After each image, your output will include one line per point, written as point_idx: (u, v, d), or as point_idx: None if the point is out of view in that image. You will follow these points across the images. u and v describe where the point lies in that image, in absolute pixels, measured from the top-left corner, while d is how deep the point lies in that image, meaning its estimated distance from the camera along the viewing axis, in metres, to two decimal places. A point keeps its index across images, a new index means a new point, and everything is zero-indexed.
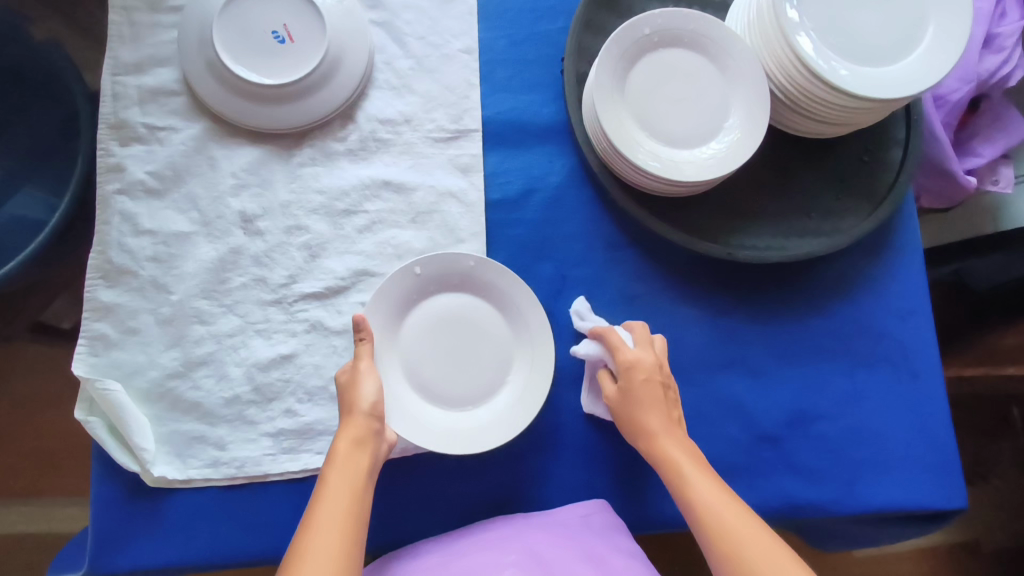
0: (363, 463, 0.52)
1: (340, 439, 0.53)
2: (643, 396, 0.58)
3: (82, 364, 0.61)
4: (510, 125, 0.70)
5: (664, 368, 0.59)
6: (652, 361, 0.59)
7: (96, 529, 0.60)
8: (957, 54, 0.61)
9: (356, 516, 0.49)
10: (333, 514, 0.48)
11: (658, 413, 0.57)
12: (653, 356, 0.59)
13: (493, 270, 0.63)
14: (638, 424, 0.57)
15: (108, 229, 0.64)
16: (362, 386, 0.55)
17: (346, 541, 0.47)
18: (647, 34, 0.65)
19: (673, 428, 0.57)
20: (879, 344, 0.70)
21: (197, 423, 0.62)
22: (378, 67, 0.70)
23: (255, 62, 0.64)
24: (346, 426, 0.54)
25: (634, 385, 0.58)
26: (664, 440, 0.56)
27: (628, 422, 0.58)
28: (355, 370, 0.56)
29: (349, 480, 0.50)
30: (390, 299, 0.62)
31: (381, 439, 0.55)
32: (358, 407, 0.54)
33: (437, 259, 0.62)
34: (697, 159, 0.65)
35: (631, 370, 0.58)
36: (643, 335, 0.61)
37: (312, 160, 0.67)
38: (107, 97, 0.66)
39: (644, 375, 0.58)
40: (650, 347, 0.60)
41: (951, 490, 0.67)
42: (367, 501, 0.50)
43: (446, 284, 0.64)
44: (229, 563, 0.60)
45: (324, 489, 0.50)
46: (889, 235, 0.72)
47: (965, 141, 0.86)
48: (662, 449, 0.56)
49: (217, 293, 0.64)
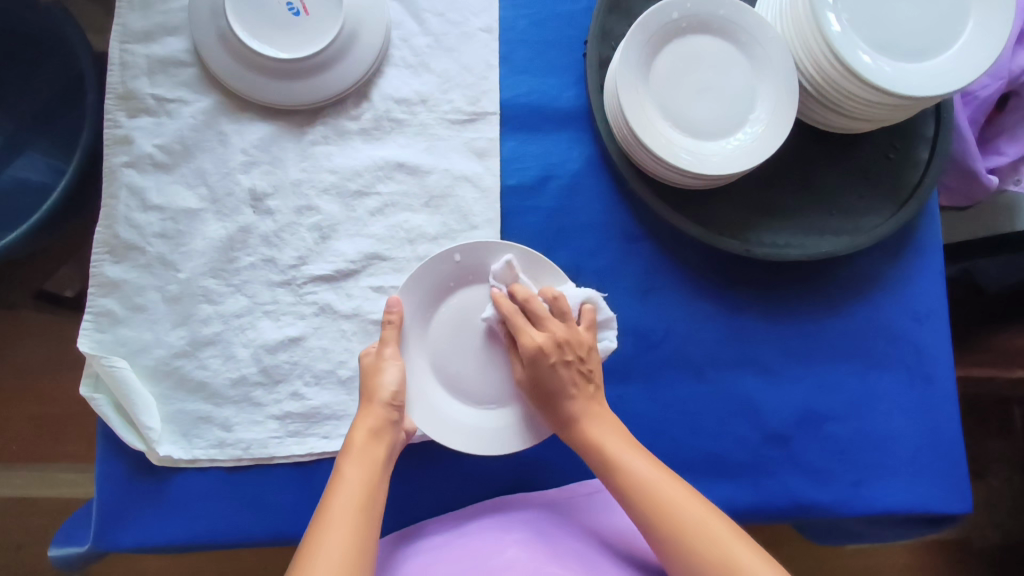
0: (378, 455, 0.53)
1: (358, 428, 0.54)
2: (552, 383, 0.56)
3: (88, 340, 0.60)
4: (528, 109, 0.68)
5: (570, 344, 0.57)
6: (557, 341, 0.57)
7: (101, 505, 0.60)
8: (997, 51, 0.59)
9: (371, 509, 0.50)
10: (348, 505, 0.49)
11: (576, 399, 0.57)
12: (554, 334, 0.57)
13: (533, 264, 0.61)
14: (552, 405, 0.57)
15: (115, 203, 0.63)
16: (384, 373, 0.56)
17: (358, 534, 0.47)
18: (674, 19, 0.63)
19: (592, 411, 0.57)
20: (893, 345, 0.69)
21: (203, 403, 0.61)
22: (395, 43, 0.68)
23: (269, 35, 0.62)
24: (363, 414, 0.55)
25: (541, 373, 0.57)
26: (586, 425, 0.56)
27: (546, 412, 0.58)
28: (380, 356, 0.57)
29: (365, 471, 0.51)
30: (423, 285, 0.61)
31: (398, 429, 0.56)
32: (378, 396, 0.55)
33: (473, 248, 0.61)
34: (721, 151, 0.63)
35: (535, 356, 0.57)
36: (541, 310, 0.58)
37: (325, 138, 0.66)
38: (115, 65, 0.64)
39: (548, 360, 0.56)
40: (551, 321, 0.58)
41: (958, 494, 0.67)
42: (381, 495, 0.51)
43: (484, 275, 0.63)
44: (233, 544, 0.60)
45: (340, 481, 0.51)
46: (910, 235, 0.71)
47: (990, 140, 0.82)
48: (585, 434, 0.56)
49: (226, 272, 0.63)
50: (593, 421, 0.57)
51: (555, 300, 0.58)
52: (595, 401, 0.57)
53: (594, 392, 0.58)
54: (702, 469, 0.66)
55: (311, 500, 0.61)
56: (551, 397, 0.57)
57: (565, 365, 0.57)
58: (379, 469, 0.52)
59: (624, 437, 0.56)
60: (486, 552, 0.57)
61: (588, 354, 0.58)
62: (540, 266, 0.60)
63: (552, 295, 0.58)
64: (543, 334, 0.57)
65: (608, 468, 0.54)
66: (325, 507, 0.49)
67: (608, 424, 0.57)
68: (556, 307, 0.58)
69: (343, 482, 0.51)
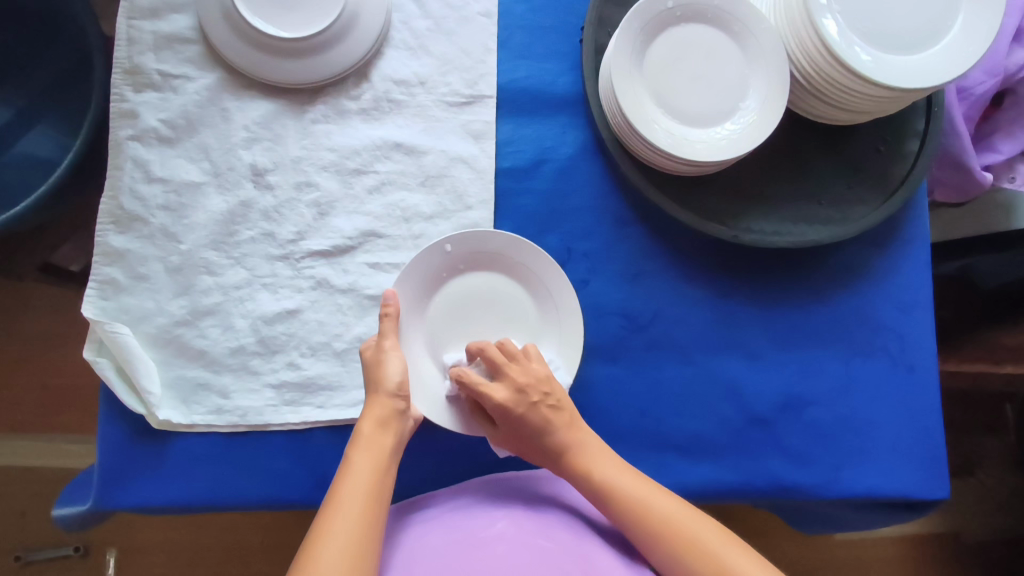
0: (386, 444, 0.55)
1: (367, 418, 0.55)
2: (531, 426, 0.58)
3: (92, 306, 0.62)
4: (524, 93, 0.69)
5: (531, 386, 0.58)
6: (517, 388, 0.58)
7: (102, 465, 0.62)
8: (985, 46, 0.60)
9: (378, 495, 0.52)
10: (357, 494, 0.51)
11: (557, 433, 0.58)
12: (515, 382, 0.58)
13: (523, 248, 0.63)
14: (538, 446, 0.59)
15: (120, 174, 0.65)
16: (386, 364, 0.57)
17: (364, 524, 0.50)
18: (669, 8, 0.64)
19: (576, 440, 0.59)
20: (877, 335, 0.70)
21: (202, 370, 0.63)
22: (396, 26, 0.69)
23: (273, 15, 0.63)
24: (370, 403, 0.56)
25: (516, 423, 0.58)
26: (575, 455, 0.58)
27: (533, 452, 0.59)
28: (380, 348, 0.58)
29: (372, 462, 0.53)
30: (417, 274, 0.62)
31: (405, 417, 0.57)
32: (383, 387, 0.56)
33: (464, 237, 0.62)
34: (709, 139, 0.65)
35: (506, 411, 0.57)
36: (496, 360, 0.59)
37: (325, 117, 0.67)
38: (122, 41, 0.66)
39: (517, 409, 0.57)
40: (506, 369, 0.59)
41: (935, 482, 0.68)
42: (388, 480, 0.54)
43: (475, 262, 0.65)
44: (229, 507, 0.62)
45: (348, 468, 0.53)
46: (897, 227, 0.72)
47: (986, 137, 0.83)
48: (577, 466, 0.58)
49: (226, 245, 0.64)
50: (584, 450, 0.58)
51: (501, 346, 0.60)
52: (575, 425, 0.59)
53: (568, 418, 0.59)
54: (684, 448, 0.67)
55: (304, 467, 0.63)
56: (533, 444, 0.59)
57: (532, 407, 0.58)
58: (387, 457, 0.54)
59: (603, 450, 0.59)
60: (473, 531, 0.59)
61: (551, 387, 0.59)
62: (529, 250, 0.63)
63: (503, 344, 0.60)
64: (504, 387, 0.58)
65: (594, 486, 0.57)
66: (334, 493, 0.52)
67: (591, 445, 0.59)
68: (506, 354, 0.60)
69: (350, 470, 0.53)
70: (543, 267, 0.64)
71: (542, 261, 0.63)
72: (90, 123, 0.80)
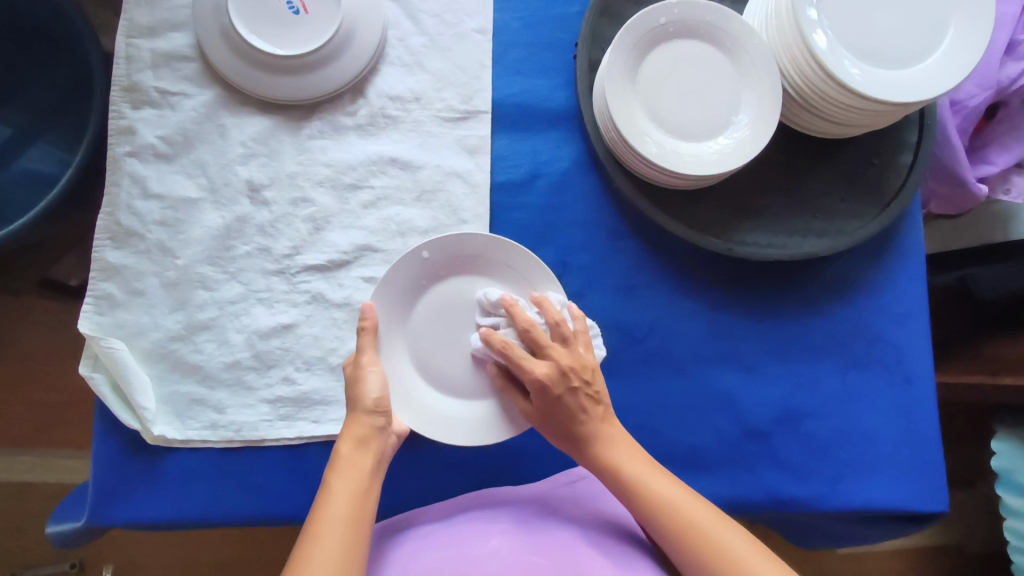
0: (366, 464, 0.53)
1: (345, 437, 0.54)
2: (564, 411, 0.56)
3: (87, 321, 0.63)
4: (519, 108, 0.70)
5: (575, 370, 0.56)
6: (562, 370, 0.55)
7: (96, 481, 0.62)
8: (975, 61, 0.60)
9: (359, 519, 0.51)
10: (336, 522, 0.50)
11: (586, 424, 0.56)
12: (560, 363, 0.56)
13: (502, 248, 0.62)
14: (566, 426, 0.57)
15: (117, 191, 0.65)
16: (366, 381, 0.56)
17: (347, 551, 0.49)
18: (662, 23, 0.65)
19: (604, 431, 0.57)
20: (873, 347, 0.70)
21: (197, 385, 0.63)
22: (391, 43, 0.70)
23: (269, 33, 0.64)
24: (349, 423, 0.55)
25: (551, 404, 0.56)
26: (601, 446, 0.56)
27: (559, 437, 0.58)
28: (359, 364, 0.57)
29: (351, 484, 0.52)
30: (398, 284, 0.62)
31: (385, 434, 0.56)
32: (362, 405, 0.56)
33: (441, 243, 0.62)
34: (703, 154, 0.65)
35: (543, 388, 0.55)
36: (541, 338, 0.57)
37: (322, 133, 0.68)
38: (121, 59, 0.67)
39: (554, 391, 0.55)
40: (553, 348, 0.56)
41: (935, 494, 0.68)
42: (370, 502, 0.52)
43: (456, 267, 0.64)
44: (222, 523, 0.62)
45: (328, 492, 0.51)
46: (892, 240, 0.72)
47: (980, 149, 0.83)
48: (602, 460, 0.56)
49: (222, 260, 0.65)
50: (606, 439, 0.57)
51: (557, 325, 0.57)
52: (608, 421, 0.57)
53: (603, 412, 0.57)
54: (681, 462, 0.67)
55: (299, 483, 0.63)
56: (563, 423, 0.57)
57: (572, 392, 0.56)
58: (367, 477, 0.53)
59: (632, 447, 0.57)
60: (467, 543, 0.58)
61: (593, 377, 0.57)
62: (518, 255, 0.62)
63: (554, 319, 0.58)
64: (547, 363, 0.56)
65: (617, 478, 0.55)
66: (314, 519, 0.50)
67: (619, 436, 0.57)
68: (557, 333, 0.57)
69: (330, 495, 0.51)
70: (529, 269, 0.63)
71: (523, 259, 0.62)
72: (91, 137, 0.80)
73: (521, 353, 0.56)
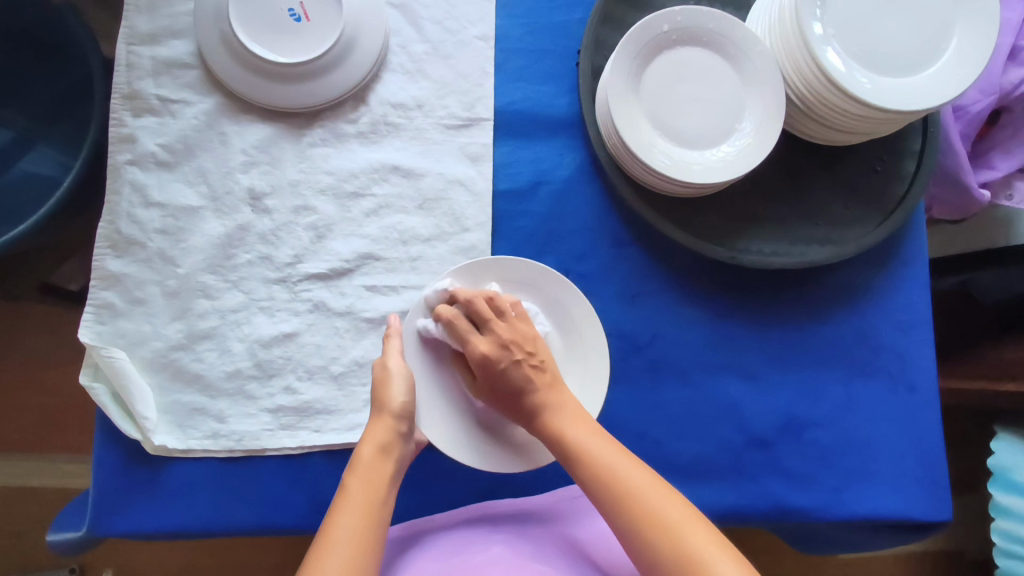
0: (386, 472, 0.53)
1: (367, 443, 0.54)
2: (511, 382, 0.55)
3: (88, 331, 0.62)
4: (521, 115, 0.70)
5: (516, 342, 0.55)
6: (503, 343, 0.55)
7: (97, 490, 0.62)
8: (980, 68, 0.60)
9: (375, 528, 0.50)
10: (350, 528, 0.49)
11: (535, 394, 0.55)
12: (500, 336, 0.56)
13: (552, 279, 0.62)
14: (517, 400, 0.55)
15: (118, 199, 0.65)
16: (393, 384, 0.56)
17: (360, 557, 0.48)
18: (665, 31, 0.65)
19: (554, 400, 0.55)
20: (877, 355, 0.70)
21: (198, 395, 0.63)
22: (393, 50, 0.70)
23: (270, 40, 0.64)
24: (371, 427, 0.55)
25: (497, 377, 0.55)
26: (550, 419, 0.54)
27: (509, 411, 0.56)
28: (385, 366, 0.57)
29: (369, 490, 0.52)
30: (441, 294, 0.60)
31: (406, 441, 0.56)
32: (388, 407, 0.55)
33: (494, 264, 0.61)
34: (707, 161, 0.65)
35: (484, 362, 0.55)
36: (482, 312, 0.56)
37: (323, 141, 0.67)
38: (121, 67, 0.67)
39: (497, 364, 0.55)
40: (493, 323, 0.56)
41: (938, 502, 0.68)
42: (386, 513, 0.52)
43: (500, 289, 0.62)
44: (224, 533, 0.62)
45: (346, 498, 0.51)
46: (895, 248, 0.72)
47: (982, 154, 0.83)
48: (550, 430, 0.54)
49: (223, 268, 0.64)
50: (561, 412, 0.54)
51: (491, 300, 0.57)
52: (556, 390, 0.56)
53: (550, 380, 0.56)
54: (684, 472, 0.67)
55: (300, 492, 0.62)
56: (513, 398, 0.55)
57: (516, 362, 0.55)
58: (386, 485, 0.53)
59: (584, 420, 0.54)
60: (468, 550, 0.58)
61: (535, 346, 0.56)
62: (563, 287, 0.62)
63: (485, 298, 0.57)
64: (488, 338, 0.56)
65: (571, 456, 0.52)
66: (329, 525, 0.49)
67: (571, 410, 0.55)
68: (494, 310, 0.57)
69: (348, 500, 0.51)
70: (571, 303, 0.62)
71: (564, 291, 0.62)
72: (91, 142, 0.80)
73: (465, 328, 0.57)
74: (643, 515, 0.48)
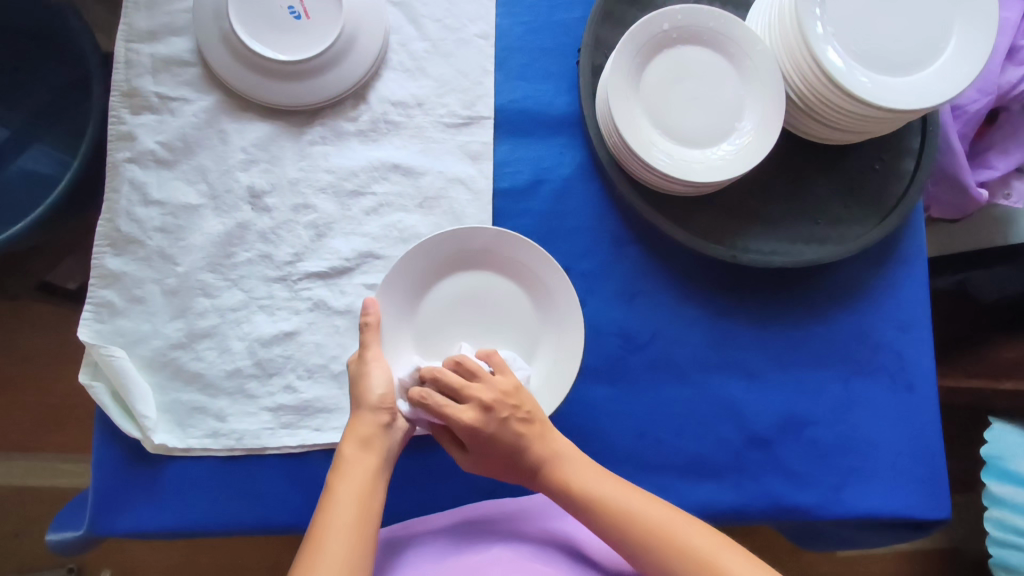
0: (370, 465, 0.53)
1: (349, 439, 0.53)
2: (506, 441, 0.53)
3: (87, 329, 0.62)
4: (521, 114, 0.70)
5: (501, 400, 0.53)
6: (489, 401, 0.53)
7: (96, 490, 0.62)
8: (980, 67, 0.60)
9: (364, 528, 0.50)
10: (339, 529, 0.49)
11: (531, 450, 0.54)
12: (481, 400, 0.53)
13: (509, 242, 0.62)
14: (517, 459, 0.54)
15: (117, 197, 0.65)
16: (371, 377, 0.55)
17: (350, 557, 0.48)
18: (665, 29, 0.65)
19: (554, 451, 0.55)
20: (877, 354, 0.70)
21: (197, 394, 0.63)
22: (393, 48, 0.70)
23: (270, 37, 0.64)
24: (354, 423, 0.54)
25: (490, 442, 0.53)
26: (553, 470, 0.55)
27: (509, 472, 0.56)
28: (363, 359, 0.56)
29: (355, 488, 0.51)
30: (407, 273, 0.62)
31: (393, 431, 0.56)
32: (367, 403, 0.54)
33: (449, 237, 0.61)
34: (707, 160, 0.65)
35: (474, 432, 0.53)
36: (452, 382, 0.53)
37: (323, 139, 0.67)
38: (120, 64, 0.66)
39: (486, 430, 0.53)
40: (470, 388, 0.53)
41: (938, 500, 0.68)
42: (375, 508, 0.51)
43: (464, 262, 0.64)
44: (223, 532, 0.62)
45: (332, 498, 0.51)
46: (894, 247, 0.72)
47: (980, 154, 0.83)
48: (558, 482, 0.55)
49: (223, 266, 0.64)
50: (564, 463, 0.55)
51: (460, 364, 0.55)
52: (546, 437, 0.55)
53: (540, 430, 0.55)
54: (684, 470, 0.67)
55: (300, 490, 0.62)
56: (510, 459, 0.54)
57: (504, 424, 0.53)
58: (372, 479, 0.52)
59: (588, 464, 0.56)
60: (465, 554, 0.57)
61: (519, 398, 0.54)
62: (533, 255, 0.62)
63: (456, 363, 0.55)
64: (470, 405, 0.53)
65: (580, 504, 0.54)
66: (316, 526, 0.49)
67: (571, 457, 0.55)
68: (464, 371, 0.54)
69: (334, 501, 0.51)
70: (541, 266, 0.62)
71: (529, 253, 0.62)
72: (90, 140, 0.80)
73: (442, 402, 0.53)
74: (669, 543, 0.51)
